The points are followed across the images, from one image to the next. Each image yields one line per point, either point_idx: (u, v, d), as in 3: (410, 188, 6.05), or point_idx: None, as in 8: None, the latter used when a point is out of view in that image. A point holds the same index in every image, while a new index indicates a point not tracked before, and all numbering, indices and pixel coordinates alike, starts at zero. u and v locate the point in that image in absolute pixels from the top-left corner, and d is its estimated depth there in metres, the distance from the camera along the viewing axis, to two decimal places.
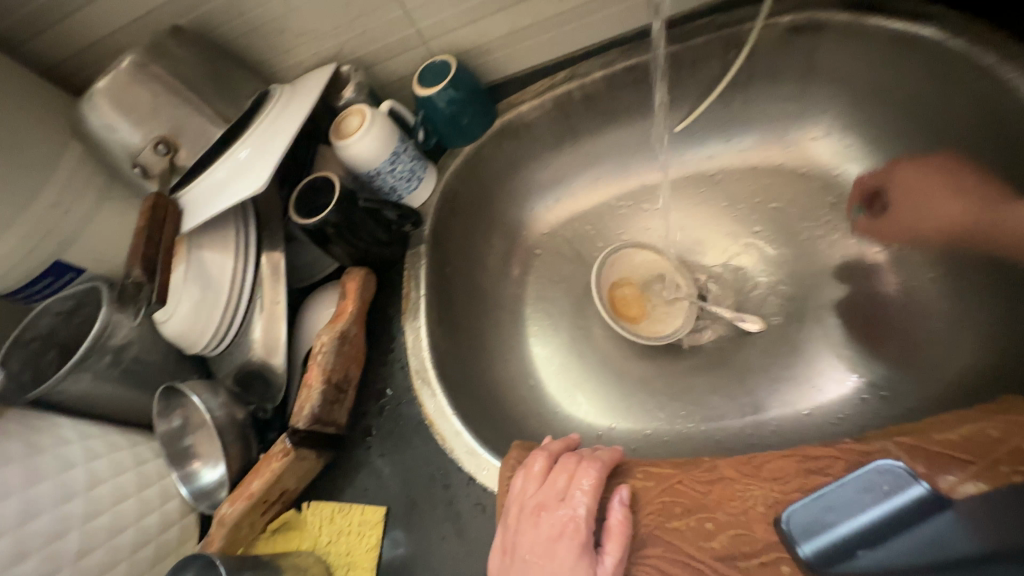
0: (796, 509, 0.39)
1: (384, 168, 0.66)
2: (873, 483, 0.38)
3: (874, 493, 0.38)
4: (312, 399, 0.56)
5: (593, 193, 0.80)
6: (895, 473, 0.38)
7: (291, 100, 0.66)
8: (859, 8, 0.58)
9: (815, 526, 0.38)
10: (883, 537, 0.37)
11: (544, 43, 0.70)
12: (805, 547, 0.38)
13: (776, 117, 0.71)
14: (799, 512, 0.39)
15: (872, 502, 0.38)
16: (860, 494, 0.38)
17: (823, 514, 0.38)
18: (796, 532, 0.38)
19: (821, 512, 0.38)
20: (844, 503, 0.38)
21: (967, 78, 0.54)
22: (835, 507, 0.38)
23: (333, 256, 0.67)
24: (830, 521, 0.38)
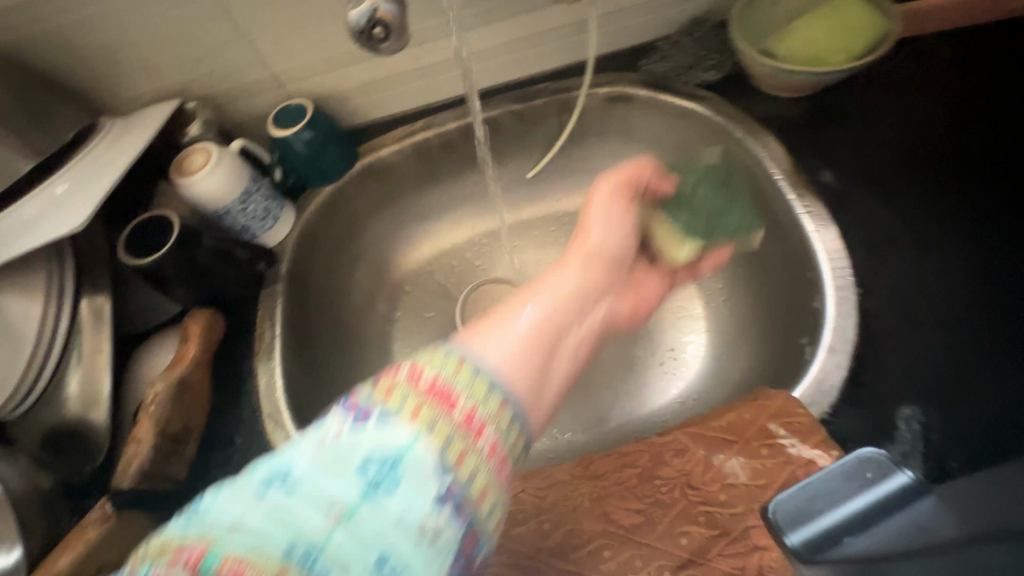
0: (784, 499, 0.39)
1: (234, 208, 0.64)
2: (856, 471, 0.38)
3: (858, 481, 0.38)
4: (141, 454, 0.52)
5: (455, 232, 0.86)
6: (878, 462, 0.38)
7: (124, 134, 0.62)
8: (656, 87, 0.72)
9: (800, 516, 0.38)
10: (869, 523, 0.36)
11: (402, 94, 0.75)
12: (793, 533, 0.37)
13: (607, 168, 0.83)
14: (787, 501, 0.39)
15: (854, 491, 0.37)
16: (845, 481, 0.38)
17: (809, 506, 0.38)
18: (784, 522, 0.38)
19: (807, 501, 0.38)
20: (831, 493, 0.38)
21: (727, 145, 0.69)
22: (821, 497, 0.38)
23: (174, 298, 0.63)
24: (817, 510, 0.38)
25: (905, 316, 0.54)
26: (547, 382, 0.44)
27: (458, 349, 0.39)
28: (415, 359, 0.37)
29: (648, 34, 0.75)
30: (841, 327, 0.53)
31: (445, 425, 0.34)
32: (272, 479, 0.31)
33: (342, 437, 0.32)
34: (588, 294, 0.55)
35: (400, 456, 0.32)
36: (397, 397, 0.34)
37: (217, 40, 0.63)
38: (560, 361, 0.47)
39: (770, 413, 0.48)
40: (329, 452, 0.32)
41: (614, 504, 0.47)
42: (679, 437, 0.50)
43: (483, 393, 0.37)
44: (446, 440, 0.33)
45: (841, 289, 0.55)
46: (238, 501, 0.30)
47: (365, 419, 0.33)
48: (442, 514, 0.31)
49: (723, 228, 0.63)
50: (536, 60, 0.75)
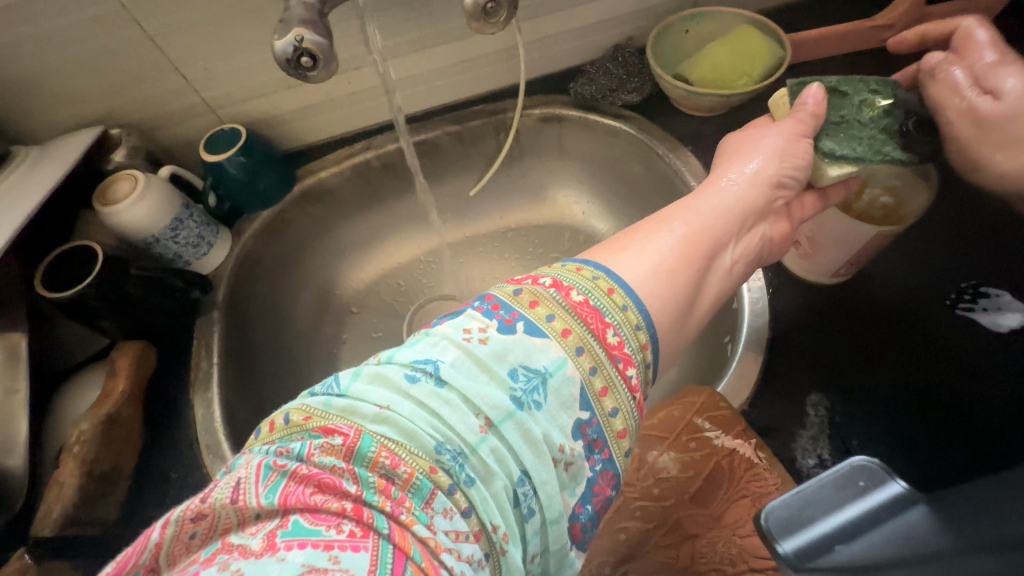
0: (778, 507, 0.43)
1: (164, 235, 0.63)
2: (850, 480, 0.43)
3: (852, 489, 0.43)
4: (63, 498, 0.49)
5: (400, 251, 0.86)
6: (869, 471, 0.44)
7: (41, 163, 0.60)
8: (584, 108, 0.77)
9: (795, 523, 0.42)
10: (861, 530, 0.41)
11: (339, 117, 0.76)
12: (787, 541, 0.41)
13: (545, 185, 0.86)
14: (780, 510, 0.43)
15: (850, 497, 0.43)
16: (839, 490, 0.43)
17: (801, 513, 0.43)
18: (776, 528, 0.43)
19: (799, 509, 0.43)
20: (823, 501, 0.43)
21: (652, 161, 0.74)
22: (813, 504, 0.43)
23: (100, 331, 0.60)
24: (809, 517, 0.42)
25: (813, 310, 0.59)
26: (698, 296, 0.46)
27: (606, 276, 0.42)
28: (558, 275, 0.42)
29: (576, 59, 0.79)
30: (756, 325, 0.58)
31: (593, 352, 0.38)
32: (422, 368, 0.35)
33: (491, 336, 0.37)
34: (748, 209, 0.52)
35: (546, 376, 0.36)
36: (545, 315, 0.39)
37: (143, 67, 0.62)
38: (713, 270, 0.48)
39: (697, 409, 0.51)
40: (480, 351, 0.36)
41: None
42: None
43: (630, 325, 0.40)
44: (588, 372, 0.37)
45: (754, 290, 0.60)
46: (386, 387, 0.34)
47: (514, 322, 0.38)
48: (578, 443, 0.36)
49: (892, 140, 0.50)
50: (471, 84, 0.78)
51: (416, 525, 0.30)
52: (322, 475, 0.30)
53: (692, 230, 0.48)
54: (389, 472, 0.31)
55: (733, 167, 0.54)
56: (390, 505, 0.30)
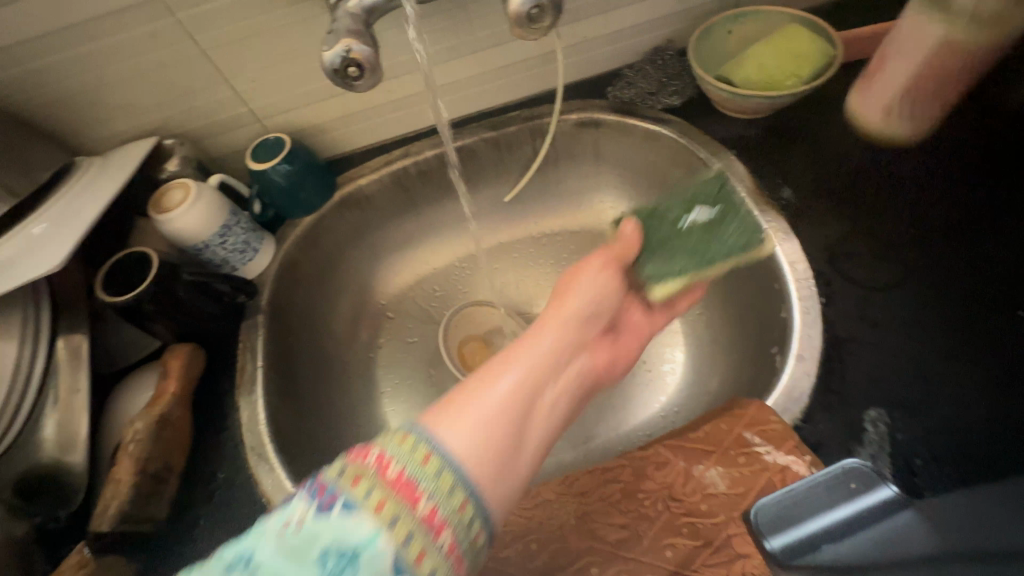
0: (765, 505, 0.44)
1: (214, 242, 0.65)
2: (842, 481, 0.44)
3: (843, 490, 0.44)
4: (120, 496, 0.51)
5: (434, 257, 0.87)
6: (860, 473, 0.44)
7: (101, 173, 0.63)
8: (622, 112, 0.76)
9: (781, 522, 0.43)
10: (850, 530, 0.42)
11: (378, 125, 0.77)
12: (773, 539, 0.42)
13: (580, 190, 0.86)
14: (767, 508, 0.44)
15: (843, 499, 0.43)
16: (831, 491, 0.44)
17: (791, 512, 0.44)
18: (764, 526, 0.44)
19: (789, 508, 0.44)
20: (812, 503, 0.44)
21: (692, 165, 0.72)
22: (801, 505, 0.44)
23: (153, 333, 0.63)
24: (796, 517, 0.43)
25: (866, 322, 0.56)
26: (523, 452, 0.40)
27: (416, 429, 0.36)
28: (382, 441, 0.34)
29: (614, 62, 0.78)
30: (808, 335, 0.56)
31: (409, 520, 0.30)
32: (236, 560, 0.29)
33: (304, 525, 0.30)
34: (564, 346, 0.49)
35: (358, 551, 0.29)
36: (412, 444, 0.34)
37: (195, 79, 0.64)
38: (537, 424, 0.43)
39: (744, 423, 0.50)
40: (290, 542, 0.29)
41: (597, 521, 0.48)
42: (660, 450, 0.51)
43: (447, 490, 0.33)
44: (403, 542, 0.30)
45: (806, 299, 0.58)
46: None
47: (332, 505, 0.30)
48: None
49: (722, 236, 0.60)
50: (508, 90, 0.78)
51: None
52: None
53: (522, 376, 0.44)
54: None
55: (569, 300, 0.56)
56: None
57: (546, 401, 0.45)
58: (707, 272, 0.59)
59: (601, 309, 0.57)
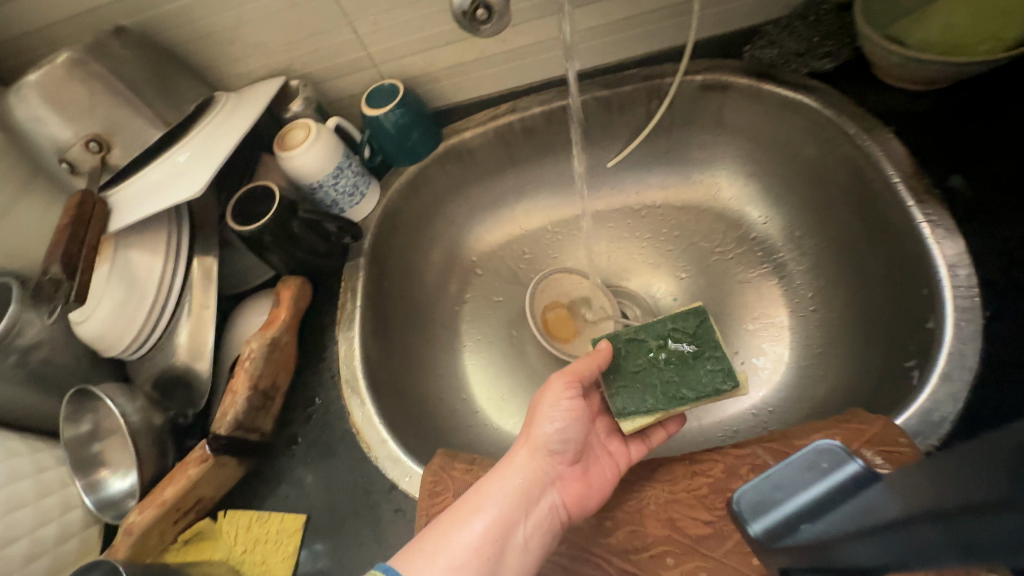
0: (746, 490, 0.43)
1: (327, 182, 0.68)
2: (812, 463, 0.42)
3: (815, 471, 0.41)
4: (236, 405, 0.57)
5: (528, 219, 0.85)
6: (832, 453, 0.41)
7: (235, 109, 0.67)
8: (756, 76, 0.67)
9: (764, 505, 0.42)
10: (829, 508, 0.36)
11: (489, 76, 0.75)
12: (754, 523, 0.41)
13: (692, 162, 0.79)
14: (749, 492, 0.43)
15: (812, 480, 0.40)
16: (801, 472, 0.42)
17: (769, 496, 0.42)
18: (746, 511, 0.42)
19: (769, 492, 0.42)
20: (790, 483, 0.41)
21: (834, 142, 0.63)
22: (782, 487, 0.42)
23: (270, 264, 0.68)
24: (778, 500, 0.41)
25: None
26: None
27: (383, 570, 0.38)
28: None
29: (755, 17, 0.69)
30: (958, 355, 0.48)
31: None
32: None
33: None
34: (534, 482, 0.46)
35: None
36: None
37: (322, 21, 0.65)
38: (506, 572, 0.41)
39: (864, 439, 0.45)
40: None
41: (680, 512, 0.45)
42: (758, 451, 0.47)
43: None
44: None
45: (964, 311, 0.50)
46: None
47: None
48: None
49: (688, 384, 0.49)
50: (628, 44, 0.72)
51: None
52: None
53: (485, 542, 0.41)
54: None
55: (536, 423, 0.48)
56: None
57: (541, 506, 0.45)
58: (671, 408, 0.49)
59: (570, 438, 0.48)
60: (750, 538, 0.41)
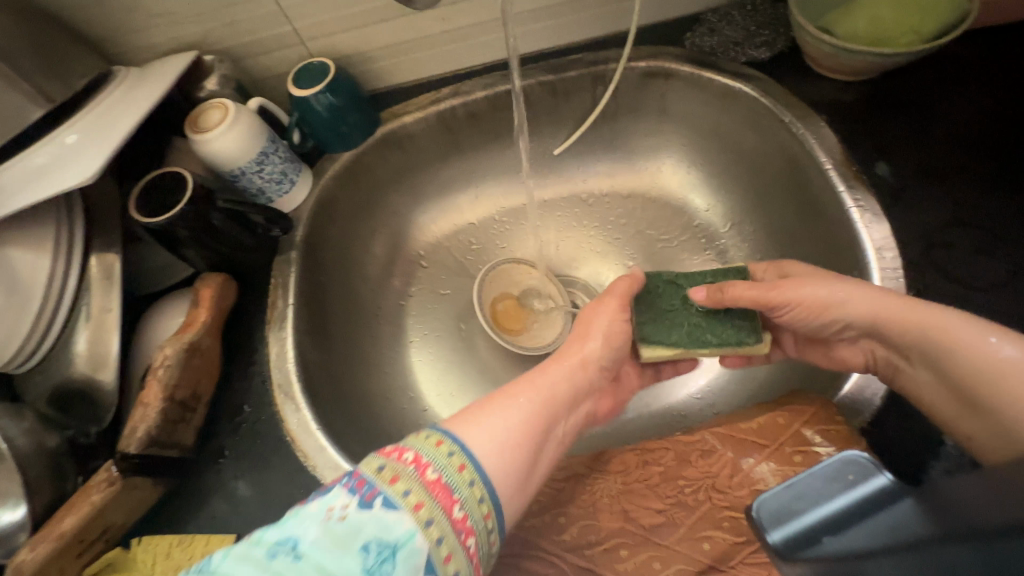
0: (766, 498, 0.39)
1: (249, 169, 0.61)
2: (838, 473, 0.37)
3: (840, 482, 0.36)
4: (147, 419, 0.50)
5: (475, 209, 0.82)
6: (861, 465, 0.37)
7: (138, 85, 0.59)
8: (698, 63, 0.67)
9: (783, 516, 0.37)
10: (846, 521, 0.33)
11: (429, 58, 0.71)
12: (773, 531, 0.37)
13: (637, 150, 0.79)
14: (768, 500, 0.38)
15: (838, 491, 0.36)
16: (827, 483, 0.36)
17: (792, 505, 0.37)
18: (765, 519, 0.38)
19: (789, 501, 0.37)
20: (814, 492, 0.37)
21: (772, 129, 0.64)
22: (805, 497, 0.37)
23: (186, 260, 0.61)
24: (799, 511, 0.37)
25: None
26: (529, 478, 0.40)
27: (439, 430, 0.39)
28: (416, 444, 0.36)
29: (695, 5, 0.69)
30: None
31: (443, 522, 0.32)
32: (284, 543, 0.29)
33: (351, 511, 0.31)
34: (580, 386, 0.49)
35: (398, 546, 0.30)
36: (447, 449, 0.37)
37: None
38: (544, 460, 0.43)
39: (805, 419, 0.46)
40: (336, 529, 0.30)
41: (633, 503, 0.45)
42: (706, 436, 0.47)
43: (476, 499, 0.35)
44: (436, 541, 0.32)
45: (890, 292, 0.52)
46: (246, 564, 0.28)
47: (373, 498, 0.32)
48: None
49: (714, 331, 0.51)
50: (572, 28, 0.70)
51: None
52: None
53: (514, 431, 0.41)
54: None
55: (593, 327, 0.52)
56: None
57: (575, 407, 0.49)
58: (695, 348, 0.51)
59: (619, 357, 0.52)
60: (768, 548, 0.38)
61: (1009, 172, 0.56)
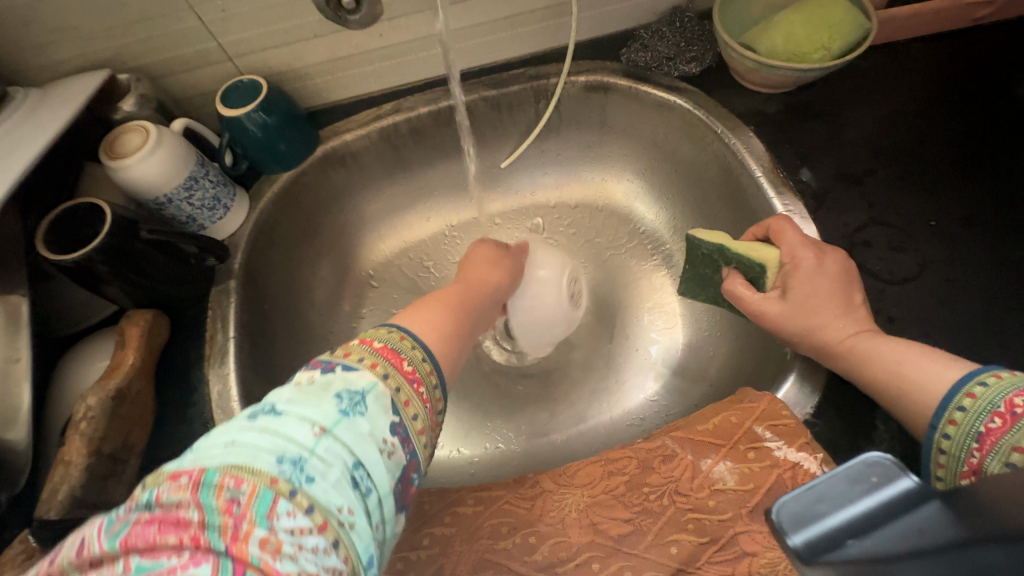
0: (786, 501, 0.31)
1: (177, 196, 0.57)
2: (859, 473, 0.31)
3: (862, 484, 0.30)
4: (70, 478, 0.45)
5: (424, 225, 0.81)
6: (884, 466, 0.31)
7: (40, 108, 0.54)
8: (635, 77, 0.70)
9: (803, 518, 0.30)
10: (874, 527, 0.29)
11: (368, 74, 0.69)
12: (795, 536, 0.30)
13: (582, 161, 0.80)
14: (789, 504, 0.31)
15: (861, 496, 0.30)
16: (849, 485, 0.30)
17: (815, 507, 0.30)
18: (785, 523, 0.31)
19: (811, 502, 0.30)
20: (836, 495, 0.30)
21: (706, 139, 0.68)
22: (826, 498, 0.30)
23: (108, 298, 0.55)
24: (822, 514, 0.30)
25: (945, 261, 0.57)
26: (458, 357, 0.48)
27: (399, 330, 0.43)
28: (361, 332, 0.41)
29: (627, 22, 0.72)
30: None
31: (397, 374, 0.38)
32: (261, 410, 0.33)
33: (316, 376, 0.35)
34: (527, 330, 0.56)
35: (364, 394, 0.35)
36: (385, 331, 0.42)
37: (153, 4, 0.55)
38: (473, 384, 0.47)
39: (755, 416, 0.48)
40: (306, 390, 0.34)
41: (601, 515, 0.45)
42: (665, 442, 0.50)
43: (418, 358, 0.41)
44: (395, 389, 0.37)
45: None
46: (231, 431, 0.31)
47: (332, 366, 0.36)
48: (396, 439, 0.35)
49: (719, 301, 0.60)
50: (512, 44, 0.71)
51: (255, 533, 0.26)
52: (164, 514, 0.26)
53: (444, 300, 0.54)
54: (233, 492, 0.27)
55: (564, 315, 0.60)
56: (229, 525, 0.26)
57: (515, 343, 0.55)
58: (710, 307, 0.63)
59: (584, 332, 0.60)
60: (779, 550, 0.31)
61: (913, 175, 0.62)
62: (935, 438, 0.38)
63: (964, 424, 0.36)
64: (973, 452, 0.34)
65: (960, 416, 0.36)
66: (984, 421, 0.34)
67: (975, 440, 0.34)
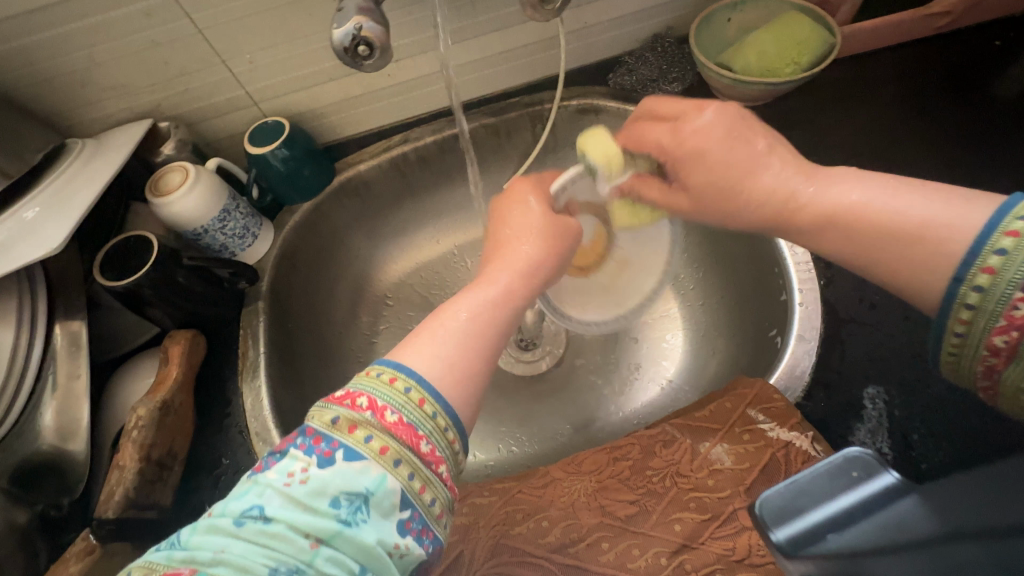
0: (769, 496, 0.36)
1: (212, 226, 0.63)
2: (840, 470, 0.35)
3: (843, 479, 0.34)
4: (124, 481, 0.50)
5: (433, 246, 0.87)
6: (866, 461, 0.35)
7: (95, 155, 0.61)
8: (623, 99, 0.76)
9: (787, 514, 0.35)
10: (853, 519, 0.32)
11: (378, 110, 0.77)
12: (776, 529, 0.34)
13: None
14: (772, 498, 0.36)
15: (841, 490, 0.34)
16: (830, 479, 0.35)
17: (794, 502, 0.35)
18: (769, 517, 0.35)
19: (792, 497, 0.35)
20: (816, 489, 0.35)
21: None
22: (807, 494, 0.35)
23: (152, 320, 0.61)
24: (803, 510, 0.34)
25: None
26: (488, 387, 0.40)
27: (391, 366, 0.37)
28: (368, 387, 0.35)
29: (612, 50, 0.79)
30: (808, 318, 0.58)
31: (412, 459, 0.33)
32: (251, 510, 0.31)
33: (311, 471, 0.31)
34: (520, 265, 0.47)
35: (368, 494, 0.31)
36: (402, 387, 0.35)
37: (192, 61, 0.62)
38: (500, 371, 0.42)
39: (749, 401, 0.52)
40: (300, 491, 0.31)
41: (609, 498, 0.48)
42: (666, 429, 0.53)
43: (440, 430, 0.35)
44: (408, 478, 0.33)
45: (805, 282, 0.60)
46: (219, 533, 0.30)
47: (333, 452, 0.32)
48: (408, 538, 0.32)
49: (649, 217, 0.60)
50: (509, 75, 0.78)
51: None
52: None
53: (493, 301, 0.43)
54: None
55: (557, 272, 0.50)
56: None
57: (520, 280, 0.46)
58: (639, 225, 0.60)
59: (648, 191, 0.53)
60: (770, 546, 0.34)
61: (887, 173, 0.66)
62: (945, 337, 0.36)
63: (974, 327, 0.34)
64: (989, 358, 0.33)
65: (968, 315, 0.34)
66: (996, 326, 0.32)
67: (987, 348, 0.33)
